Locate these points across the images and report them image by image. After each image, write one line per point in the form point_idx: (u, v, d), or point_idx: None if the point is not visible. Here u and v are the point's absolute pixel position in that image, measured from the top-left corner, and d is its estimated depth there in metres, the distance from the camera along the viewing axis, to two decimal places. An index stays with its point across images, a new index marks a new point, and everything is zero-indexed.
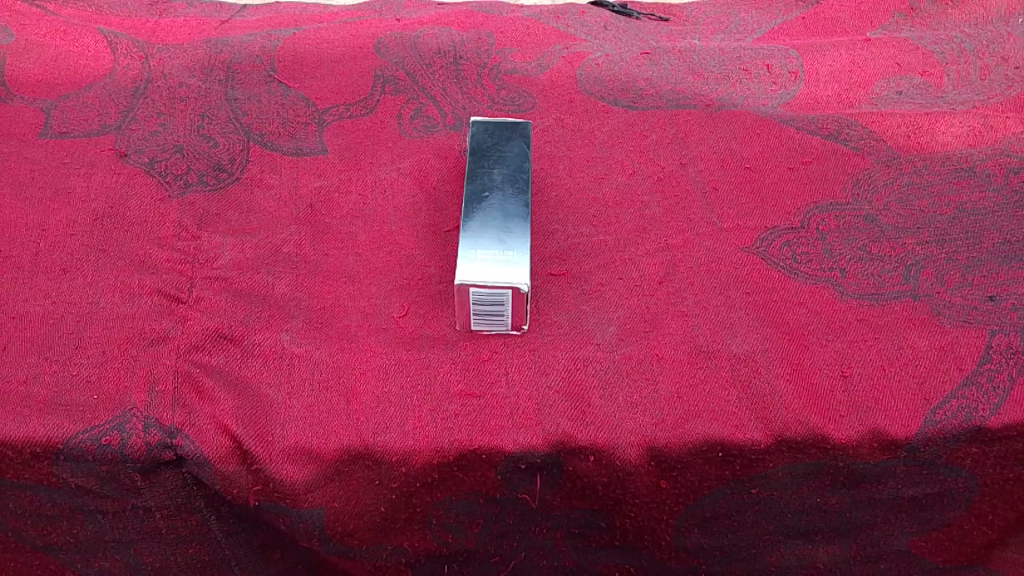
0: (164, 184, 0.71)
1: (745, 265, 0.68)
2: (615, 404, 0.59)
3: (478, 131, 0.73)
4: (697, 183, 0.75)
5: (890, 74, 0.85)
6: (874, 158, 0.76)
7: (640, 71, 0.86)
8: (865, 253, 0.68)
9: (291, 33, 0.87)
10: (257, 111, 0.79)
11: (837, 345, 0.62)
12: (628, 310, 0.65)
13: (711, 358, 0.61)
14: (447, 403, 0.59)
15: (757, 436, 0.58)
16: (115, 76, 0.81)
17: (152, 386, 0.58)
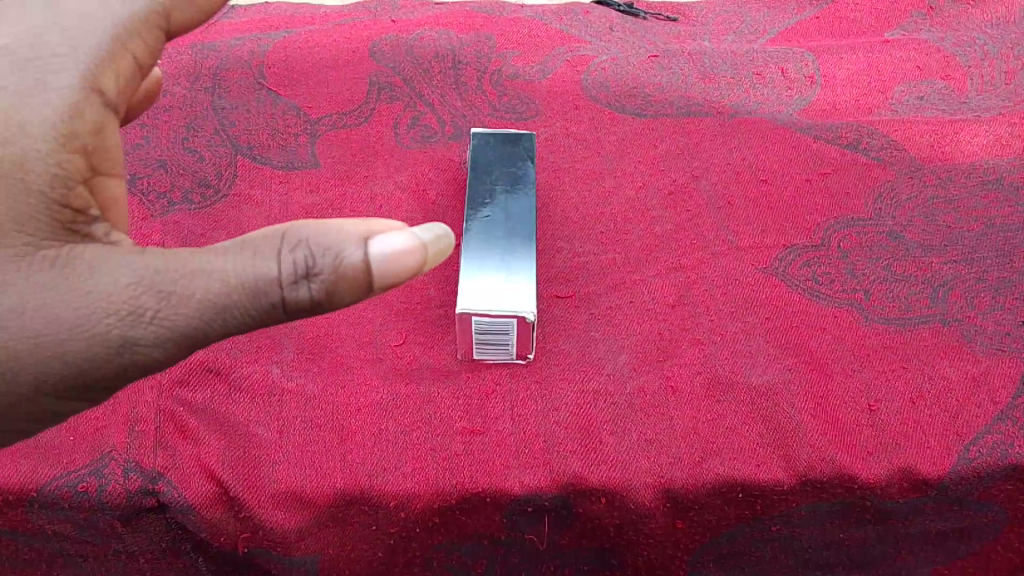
0: (145, 203, 0.66)
1: (763, 287, 0.64)
2: (627, 441, 0.56)
3: (479, 143, 0.69)
4: (710, 198, 0.71)
5: (911, 78, 0.81)
6: (895, 169, 0.72)
7: (648, 76, 0.81)
8: (889, 273, 0.65)
9: (281, 37, 0.82)
10: (245, 122, 0.74)
11: (862, 376, 0.59)
12: (640, 337, 0.61)
13: (729, 391, 0.58)
14: (449, 442, 0.56)
15: (779, 476, 0.55)
16: None
17: (133, 425, 0.54)
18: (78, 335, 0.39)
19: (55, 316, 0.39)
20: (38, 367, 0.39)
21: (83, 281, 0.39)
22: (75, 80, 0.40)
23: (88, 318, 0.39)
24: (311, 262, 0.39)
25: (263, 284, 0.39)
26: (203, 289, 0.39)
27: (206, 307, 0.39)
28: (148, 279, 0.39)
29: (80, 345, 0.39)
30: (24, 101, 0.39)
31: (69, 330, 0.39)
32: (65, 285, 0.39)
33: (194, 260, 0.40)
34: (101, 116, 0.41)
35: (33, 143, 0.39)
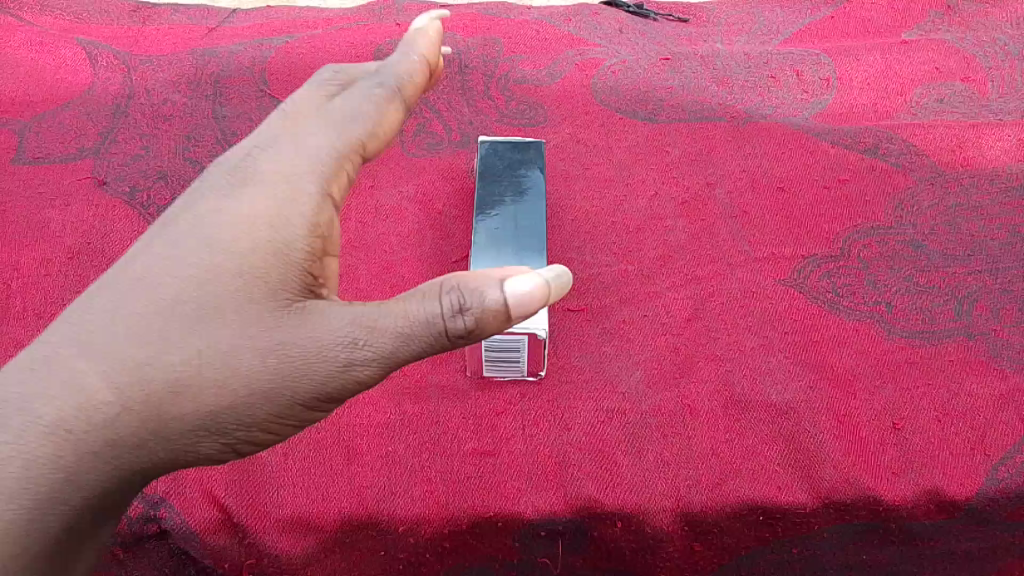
0: (146, 216, 0.65)
1: (781, 300, 0.62)
2: (643, 461, 0.54)
3: (487, 151, 0.67)
4: (725, 206, 0.68)
5: (930, 80, 0.79)
6: (915, 175, 0.70)
7: (659, 80, 0.79)
8: (911, 284, 0.63)
9: (283, 42, 0.80)
10: (246, 131, 0.72)
11: (886, 393, 0.57)
12: (656, 352, 0.59)
13: (749, 409, 0.56)
14: (459, 464, 0.54)
15: (801, 498, 0.53)
16: (94, 93, 0.75)
17: None
18: (298, 384, 0.39)
19: (249, 372, 0.38)
20: (252, 419, 0.39)
21: (301, 334, 0.39)
22: (313, 188, 0.41)
23: (302, 367, 0.38)
24: (458, 302, 0.39)
25: (415, 329, 0.39)
26: (386, 330, 0.39)
27: (393, 345, 0.39)
28: (351, 326, 0.39)
29: (292, 394, 0.39)
30: (277, 201, 0.40)
31: (288, 379, 0.38)
32: (289, 337, 0.38)
33: (381, 307, 0.39)
34: (330, 218, 0.42)
35: (289, 228, 0.40)
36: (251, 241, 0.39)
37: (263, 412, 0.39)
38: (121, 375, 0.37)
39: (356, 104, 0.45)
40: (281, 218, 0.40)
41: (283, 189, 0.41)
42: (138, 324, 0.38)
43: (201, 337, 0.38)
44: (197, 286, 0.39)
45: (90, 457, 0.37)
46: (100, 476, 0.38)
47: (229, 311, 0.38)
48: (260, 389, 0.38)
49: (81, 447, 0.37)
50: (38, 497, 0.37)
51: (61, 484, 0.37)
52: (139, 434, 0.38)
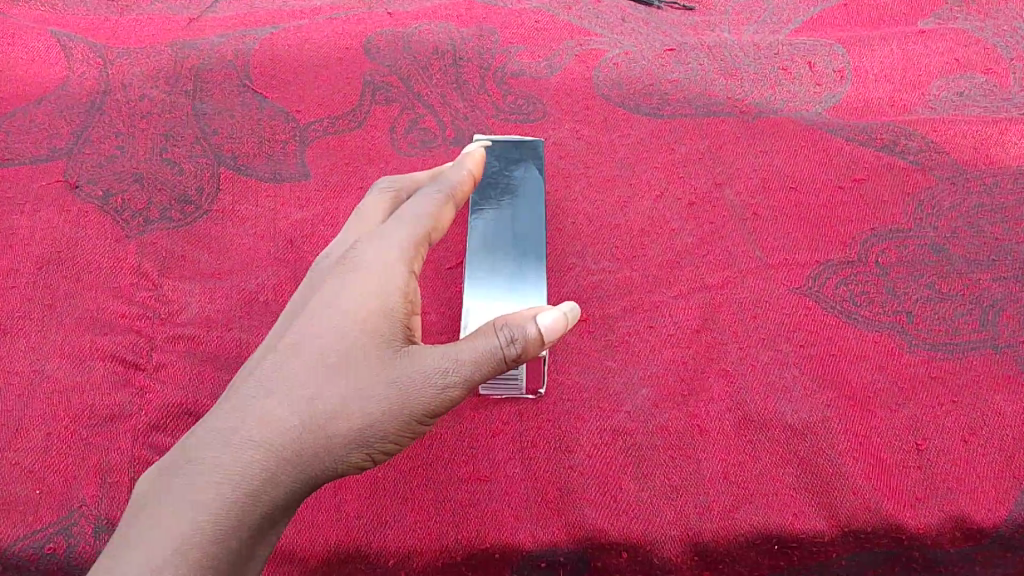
0: (120, 222, 0.61)
1: (796, 310, 0.58)
2: (650, 487, 0.51)
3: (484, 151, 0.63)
4: (736, 207, 0.64)
5: (949, 71, 0.74)
6: (936, 173, 0.66)
7: (665, 72, 0.74)
8: (934, 291, 0.59)
9: (268, 33, 0.76)
10: (228, 129, 0.68)
11: (908, 412, 0.54)
12: (663, 367, 0.56)
13: (762, 429, 0.53)
14: (454, 491, 0.51)
15: (818, 526, 0.50)
16: (67, 88, 0.71)
17: (106, 477, 0.50)
18: (413, 404, 0.41)
19: (360, 411, 0.41)
20: (379, 439, 0.42)
21: (408, 364, 0.42)
22: (396, 265, 0.45)
23: (409, 392, 0.41)
24: (508, 333, 0.42)
25: (481, 359, 0.42)
26: (470, 354, 0.42)
27: (479, 367, 0.42)
28: (443, 355, 0.42)
29: (409, 413, 0.42)
30: (371, 273, 0.44)
31: (402, 402, 0.41)
32: (399, 366, 0.42)
33: (464, 338, 0.43)
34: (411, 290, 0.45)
35: (386, 291, 0.44)
36: (356, 301, 0.43)
37: (390, 432, 0.42)
38: (266, 430, 0.40)
39: (421, 202, 0.48)
40: (377, 284, 0.44)
41: (375, 265, 0.45)
42: (273, 374, 0.42)
43: (329, 373, 0.41)
44: (316, 340, 0.42)
45: (266, 480, 0.40)
46: (269, 501, 0.40)
47: (346, 351, 0.42)
48: (386, 410, 0.41)
49: (253, 473, 0.39)
50: (220, 521, 0.39)
51: (237, 512, 0.39)
52: (291, 460, 0.40)
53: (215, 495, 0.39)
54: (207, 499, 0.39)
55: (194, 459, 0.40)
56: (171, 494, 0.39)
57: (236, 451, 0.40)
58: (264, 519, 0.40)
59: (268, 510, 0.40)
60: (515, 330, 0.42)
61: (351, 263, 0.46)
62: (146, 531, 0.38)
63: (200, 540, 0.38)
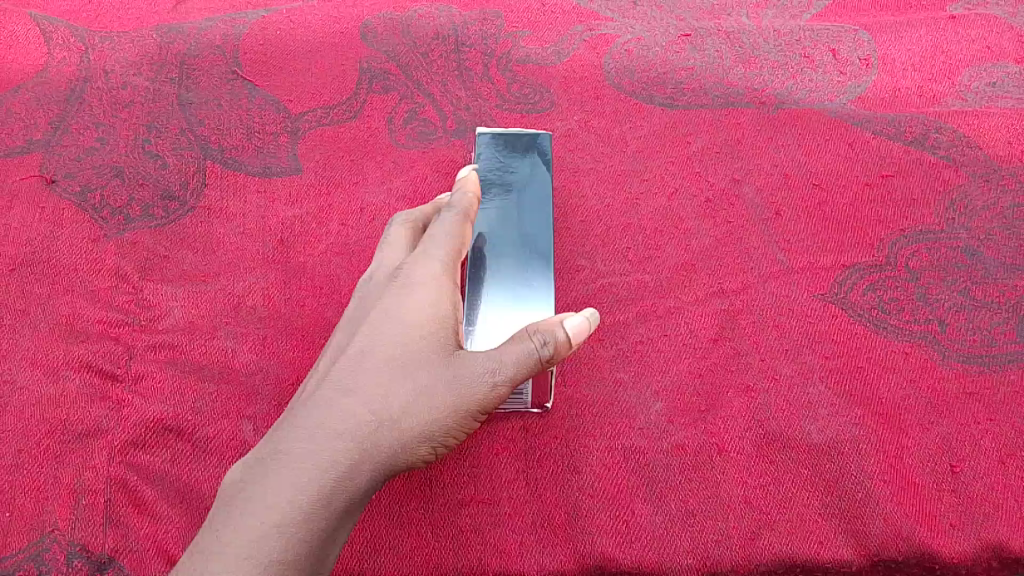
0: (99, 221, 0.57)
1: (820, 318, 0.54)
2: (665, 512, 0.47)
3: (487, 145, 0.59)
4: (756, 206, 0.60)
5: (981, 60, 0.70)
6: (969, 169, 0.62)
7: (679, 58, 0.70)
8: (967, 298, 0.55)
9: (259, 17, 0.72)
10: (216, 120, 0.64)
11: (941, 430, 0.50)
12: (678, 380, 0.52)
13: (785, 449, 0.49)
14: (455, 515, 0.47)
15: (845, 555, 0.46)
16: (46, 75, 0.67)
17: (79, 498, 0.47)
18: (471, 401, 0.42)
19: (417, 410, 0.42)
20: (444, 433, 0.42)
21: (462, 364, 0.43)
22: (436, 279, 0.46)
23: (465, 389, 0.42)
24: (540, 331, 0.43)
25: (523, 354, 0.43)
26: (516, 355, 0.43)
27: (524, 366, 0.43)
28: (492, 355, 0.43)
29: (468, 409, 0.42)
30: (415, 288, 0.46)
31: (460, 399, 0.42)
32: (449, 368, 0.43)
33: (510, 340, 0.44)
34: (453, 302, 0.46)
35: (436, 300, 0.45)
36: (409, 311, 0.45)
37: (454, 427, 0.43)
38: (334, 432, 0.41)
39: (443, 222, 0.50)
40: (423, 297, 0.45)
41: (418, 281, 0.46)
42: (338, 377, 0.43)
43: (393, 374, 0.43)
44: (376, 345, 0.44)
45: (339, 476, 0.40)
46: (344, 497, 0.40)
47: (402, 356, 0.43)
48: (447, 405, 0.42)
49: (332, 464, 0.40)
50: (308, 508, 0.39)
51: (322, 500, 0.39)
52: (364, 452, 0.41)
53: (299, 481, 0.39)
54: (285, 495, 0.39)
55: (274, 455, 0.41)
56: (257, 485, 0.40)
57: (313, 444, 0.41)
58: (346, 509, 0.40)
59: (350, 500, 0.40)
60: (546, 329, 0.43)
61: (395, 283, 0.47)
62: (234, 526, 0.39)
63: (287, 528, 0.38)
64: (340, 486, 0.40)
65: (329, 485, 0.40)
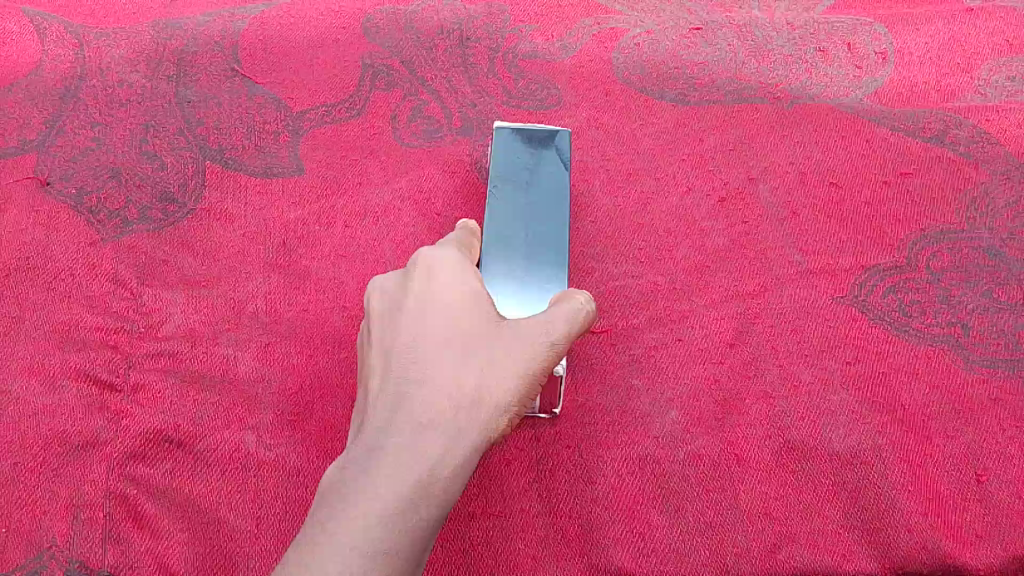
0: (95, 224, 0.56)
1: (840, 322, 0.53)
2: (683, 524, 0.46)
3: (507, 137, 0.56)
4: (771, 205, 0.59)
5: (999, 54, 0.68)
6: (989, 167, 0.60)
7: (691, 52, 0.68)
8: (990, 300, 0.54)
9: (258, 12, 0.70)
10: (215, 119, 0.62)
11: (965, 438, 0.48)
12: (694, 386, 0.50)
13: (806, 459, 0.48)
14: (465, 527, 0.46)
15: (870, 568, 0.45)
16: (40, 72, 0.65)
17: (78, 512, 0.45)
18: (532, 370, 0.40)
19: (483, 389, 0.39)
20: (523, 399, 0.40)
21: (516, 331, 0.41)
22: (455, 268, 0.44)
23: (531, 351, 0.41)
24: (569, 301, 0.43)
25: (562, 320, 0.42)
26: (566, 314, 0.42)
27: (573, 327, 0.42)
28: (542, 320, 0.42)
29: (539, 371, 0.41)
30: (439, 278, 0.43)
31: (528, 363, 0.40)
32: (500, 344, 0.41)
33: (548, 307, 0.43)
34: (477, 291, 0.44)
35: (465, 284, 0.43)
36: (442, 299, 0.42)
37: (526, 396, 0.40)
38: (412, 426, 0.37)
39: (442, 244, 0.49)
40: (449, 284, 0.43)
41: (439, 272, 0.44)
42: (395, 375, 0.40)
43: (453, 355, 0.40)
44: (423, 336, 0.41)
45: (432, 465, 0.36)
46: (441, 483, 0.36)
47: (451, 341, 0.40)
48: (518, 372, 0.40)
49: (430, 447, 0.37)
50: (414, 492, 0.35)
51: (428, 485, 0.36)
52: (453, 430, 0.37)
53: (400, 470, 0.36)
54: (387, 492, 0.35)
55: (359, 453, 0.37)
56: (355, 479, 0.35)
57: (397, 435, 0.37)
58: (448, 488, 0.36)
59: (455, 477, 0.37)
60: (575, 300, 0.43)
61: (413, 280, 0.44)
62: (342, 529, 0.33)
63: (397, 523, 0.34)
64: (442, 468, 0.36)
65: (430, 463, 0.36)
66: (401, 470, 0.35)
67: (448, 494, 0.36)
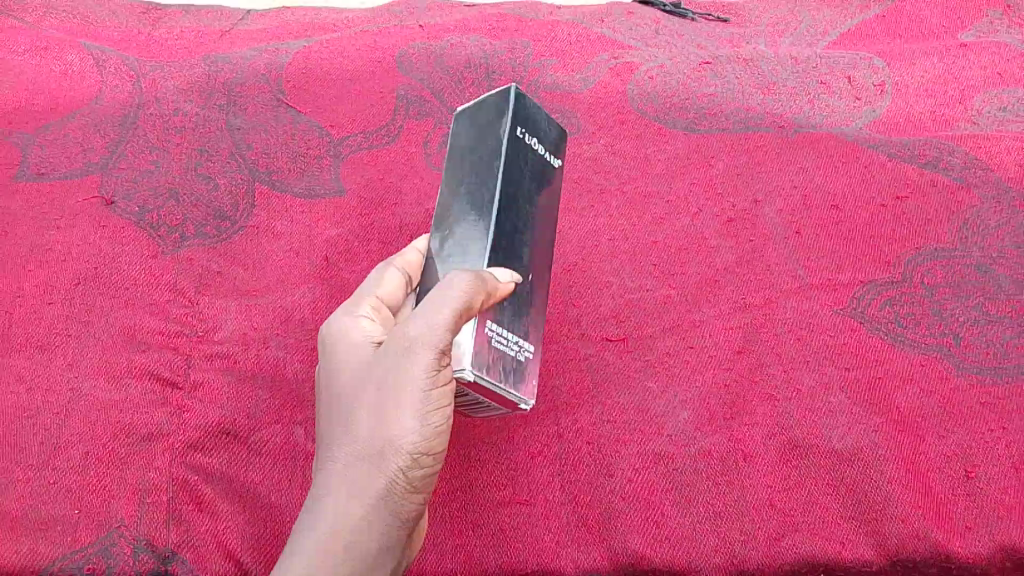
0: (156, 239, 0.61)
1: (840, 332, 0.57)
2: (694, 513, 0.50)
3: (468, 119, 0.52)
4: (777, 226, 0.63)
5: (992, 87, 0.73)
6: (981, 191, 0.65)
7: (701, 85, 0.73)
8: (980, 313, 0.58)
9: (300, 47, 0.76)
10: (263, 144, 0.68)
11: (958, 438, 0.52)
12: (705, 389, 0.55)
13: (808, 455, 0.52)
14: (493, 514, 0.50)
15: (867, 555, 0.49)
16: (101, 102, 0.71)
17: (143, 496, 0.50)
18: (410, 386, 0.41)
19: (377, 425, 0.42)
20: (428, 414, 0.41)
21: (397, 348, 0.42)
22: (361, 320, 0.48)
23: (409, 366, 0.41)
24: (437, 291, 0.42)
25: (424, 321, 0.41)
26: (433, 311, 0.41)
27: (438, 322, 0.41)
28: (411, 329, 0.42)
29: (427, 382, 0.41)
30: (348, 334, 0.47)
31: (411, 381, 0.41)
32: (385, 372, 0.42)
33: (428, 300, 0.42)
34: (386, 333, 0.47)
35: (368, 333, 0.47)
36: (350, 352, 0.46)
37: (428, 410, 0.41)
38: (329, 482, 0.42)
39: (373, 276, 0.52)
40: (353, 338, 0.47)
41: (350, 325, 0.48)
42: (325, 430, 0.44)
43: (351, 404, 0.43)
44: (340, 390, 0.45)
45: (343, 516, 0.41)
46: (354, 526, 0.41)
47: (351, 390, 0.44)
48: (400, 396, 0.41)
49: (341, 500, 0.41)
50: (332, 541, 0.40)
51: (358, 521, 0.41)
52: (358, 476, 0.41)
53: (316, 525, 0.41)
54: (307, 547, 0.40)
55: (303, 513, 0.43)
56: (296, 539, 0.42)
57: (327, 486, 0.42)
58: (363, 526, 0.41)
59: (367, 515, 0.41)
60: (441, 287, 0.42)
61: (332, 336, 0.48)
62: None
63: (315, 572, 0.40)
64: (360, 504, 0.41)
65: (341, 515, 0.41)
66: (325, 515, 0.41)
67: (363, 534, 0.41)
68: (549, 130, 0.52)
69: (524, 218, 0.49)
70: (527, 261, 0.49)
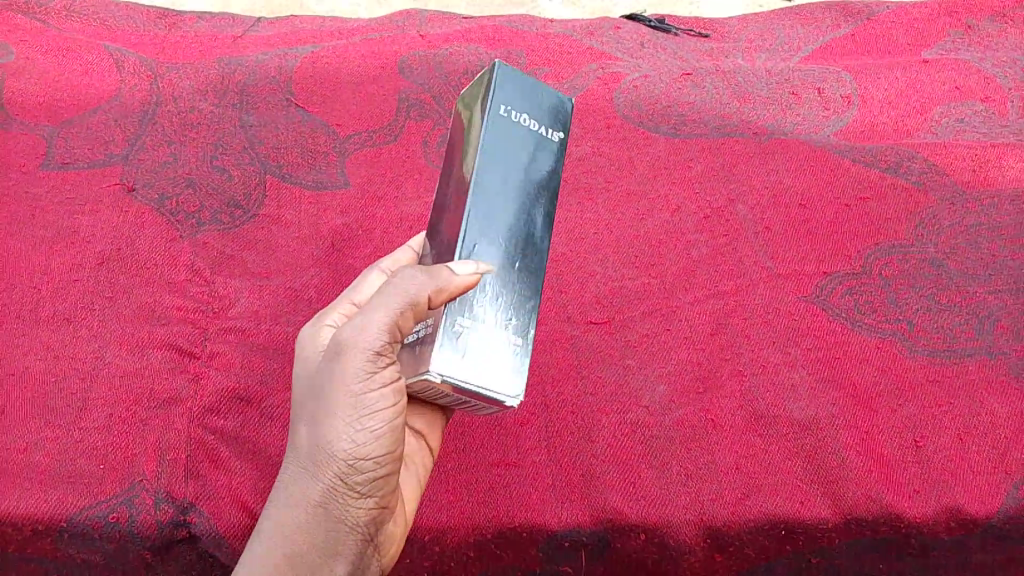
0: (175, 224, 0.66)
1: (804, 317, 0.62)
2: (667, 475, 0.55)
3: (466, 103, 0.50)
4: (748, 221, 0.69)
5: (951, 100, 0.78)
6: (936, 194, 0.70)
7: (682, 94, 0.78)
8: (932, 302, 0.63)
9: (308, 52, 0.81)
10: (274, 140, 0.73)
11: (908, 411, 0.58)
12: (680, 366, 0.60)
13: (772, 425, 0.57)
14: (483, 474, 0.55)
15: (823, 513, 0.54)
16: (120, 98, 0.75)
17: (163, 454, 0.54)
18: (345, 391, 0.41)
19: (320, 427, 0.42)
20: (366, 417, 0.41)
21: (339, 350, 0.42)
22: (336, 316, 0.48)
23: (345, 368, 0.41)
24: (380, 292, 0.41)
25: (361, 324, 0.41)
26: (370, 314, 0.41)
27: (375, 326, 0.40)
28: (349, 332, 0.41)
29: (363, 386, 0.41)
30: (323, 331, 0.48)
31: (346, 385, 0.41)
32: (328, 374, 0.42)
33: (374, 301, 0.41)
34: None
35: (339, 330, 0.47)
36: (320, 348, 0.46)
37: (366, 413, 0.41)
38: (286, 478, 0.43)
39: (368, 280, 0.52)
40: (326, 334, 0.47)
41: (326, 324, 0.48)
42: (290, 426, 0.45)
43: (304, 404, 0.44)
44: (302, 388, 0.45)
45: (293, 513, 0.42)
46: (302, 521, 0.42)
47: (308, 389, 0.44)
48: (336, 400, 0.41)
49: (292, 497, 0.42)
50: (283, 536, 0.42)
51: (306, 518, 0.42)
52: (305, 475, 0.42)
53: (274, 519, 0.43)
54: (262, 540, 0.43)
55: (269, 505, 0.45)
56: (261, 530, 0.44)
57: (284, 481, 0.43)
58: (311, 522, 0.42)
59: (313, 512, 0.42)
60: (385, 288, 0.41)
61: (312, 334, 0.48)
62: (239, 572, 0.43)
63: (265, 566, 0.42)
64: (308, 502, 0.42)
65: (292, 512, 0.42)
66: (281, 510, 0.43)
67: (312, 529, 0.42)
68: (546, 99, 0.49)
69: (509, 197, 0.46)
70: (508, 251, 0.45)
